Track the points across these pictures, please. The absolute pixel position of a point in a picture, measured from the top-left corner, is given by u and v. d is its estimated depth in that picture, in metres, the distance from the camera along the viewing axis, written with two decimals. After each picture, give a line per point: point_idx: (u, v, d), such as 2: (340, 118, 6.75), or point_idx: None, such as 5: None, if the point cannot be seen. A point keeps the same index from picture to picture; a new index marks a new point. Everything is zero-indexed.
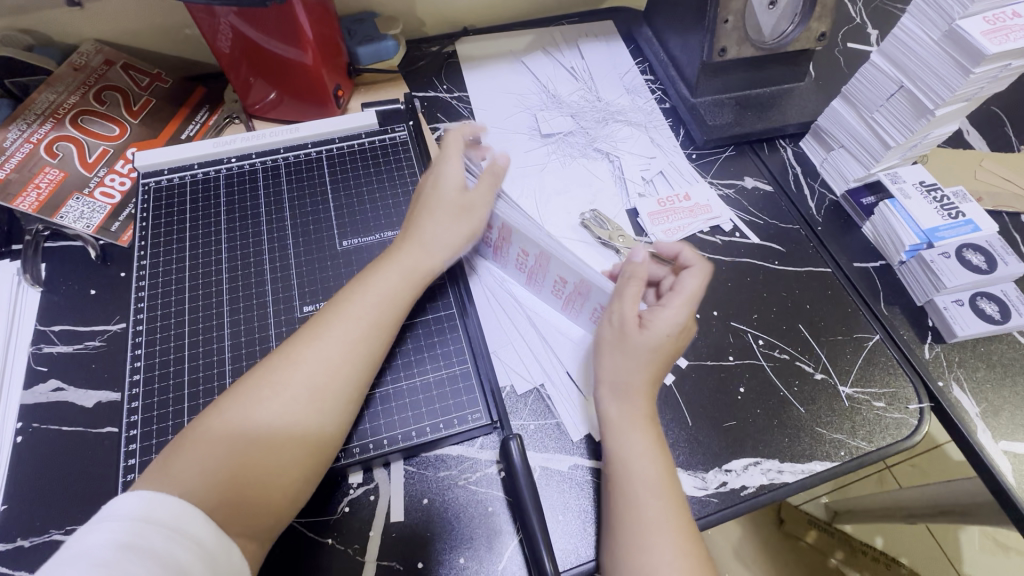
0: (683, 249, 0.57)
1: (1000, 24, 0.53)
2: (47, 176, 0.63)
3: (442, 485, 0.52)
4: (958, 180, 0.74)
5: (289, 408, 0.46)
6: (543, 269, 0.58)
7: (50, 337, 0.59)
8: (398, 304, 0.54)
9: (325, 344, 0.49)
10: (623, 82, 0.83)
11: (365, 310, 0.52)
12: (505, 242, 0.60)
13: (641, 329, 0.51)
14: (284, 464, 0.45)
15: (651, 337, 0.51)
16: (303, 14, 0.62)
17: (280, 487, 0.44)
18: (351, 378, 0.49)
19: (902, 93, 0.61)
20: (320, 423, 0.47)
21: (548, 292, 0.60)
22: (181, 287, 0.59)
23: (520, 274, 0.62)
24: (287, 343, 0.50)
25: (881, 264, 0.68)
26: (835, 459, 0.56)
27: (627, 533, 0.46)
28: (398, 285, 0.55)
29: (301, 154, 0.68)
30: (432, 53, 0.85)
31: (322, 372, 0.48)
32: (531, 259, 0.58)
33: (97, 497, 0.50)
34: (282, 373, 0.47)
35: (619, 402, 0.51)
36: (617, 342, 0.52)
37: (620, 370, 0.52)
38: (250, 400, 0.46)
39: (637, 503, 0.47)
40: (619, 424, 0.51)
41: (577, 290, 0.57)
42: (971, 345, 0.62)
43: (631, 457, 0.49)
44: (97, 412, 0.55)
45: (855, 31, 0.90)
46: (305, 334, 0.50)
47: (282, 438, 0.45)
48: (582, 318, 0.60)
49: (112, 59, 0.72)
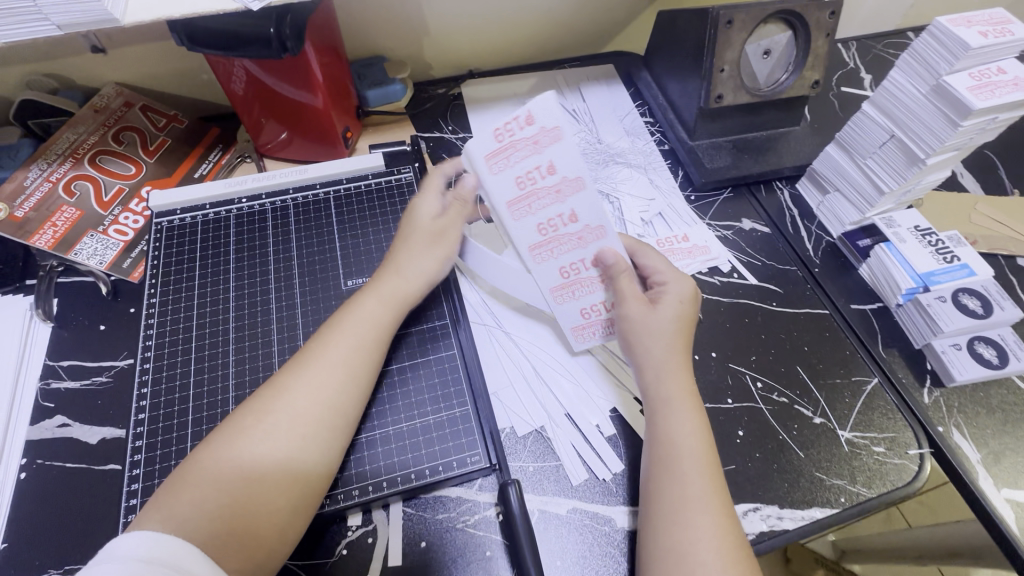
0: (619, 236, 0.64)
1: (985, 80, 0.55)
2: (64, 214, 0.65)
3: (441, 528, 0.52)
4: (953, 223, 0.75)
5: (278, 437, 0.47)
6: (558, 196, 0.53)
7: (58, 372, 0.60)
8: (377, 328, 0.55)
9: (309, 369, 0.51)
10: (623, 124, 0.86)
11: (350, 337, 0.54)
12: (532, 149, 0.51)
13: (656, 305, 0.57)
14: (273, 496, 0.45)
15: (662, 314, 0.56)
16: (314, 61, 0.65)
17: (269, 517, 0.45)
18: (336, 411, 0.50)
19: (893, 141, 0.63)
20: (306, 447, 0.48)
21: (534, 223, 0.55)
22: (188, 324, 0.60)
23: (512, 193, 0.53)
24: (275, 375, 0.51)
25: (879, 306, 0.69)
26: (836, 505, 0.55)
27: (669, 492, 0.48)
28: (375, 308, 0.56)
29: (309, 195, 0.70)
30: (438, 95, 0.88)
31: (302, 402, 0.49)
32: (551, 182, 0.53)
33: (96, 536, 0.50)
34: (270, 405, 0.48)
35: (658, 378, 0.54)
36: (641, 325, 0.56)
37: (655, 350, 0.55)
38: (238, 429, 0.47)
39: (678, 471, 0.48)
40: (661, 403, 0.53)
41: (580, 233, 0.56)
42: (970, 390, 0.62)
43: (675, 430, 0.51)
44: (101, 449, 0.55)
45: (849, 75, 0.93)
46: (307, 372, 0.51)
47: (273, 467, 0.46)
48: (547, 266, 0.57)
49: (131, 101, 0.75)
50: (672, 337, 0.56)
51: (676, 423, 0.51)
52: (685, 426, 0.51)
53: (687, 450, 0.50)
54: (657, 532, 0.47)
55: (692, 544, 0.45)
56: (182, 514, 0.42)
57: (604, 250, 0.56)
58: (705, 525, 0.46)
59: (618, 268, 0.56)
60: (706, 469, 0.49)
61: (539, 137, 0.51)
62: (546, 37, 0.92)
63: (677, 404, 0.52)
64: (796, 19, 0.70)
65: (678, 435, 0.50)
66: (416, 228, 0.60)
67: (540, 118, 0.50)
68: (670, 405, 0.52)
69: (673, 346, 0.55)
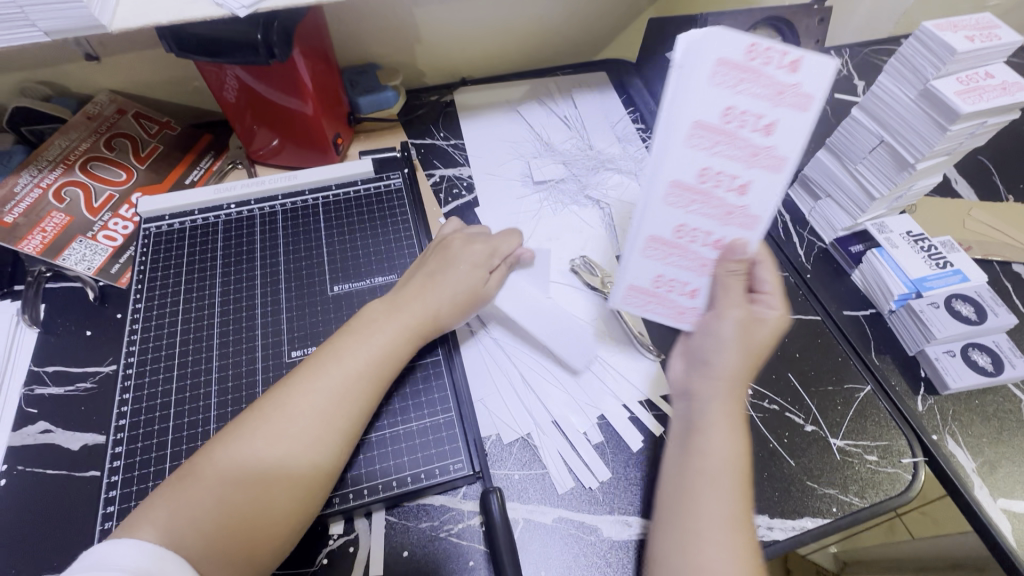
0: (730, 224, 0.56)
1: (973, 84, 0.55)
2: (53, 220, 0.65)
3: (424, 537, 0.51)
4: (947, 229, 0.74)
5: (280, 457, 0.46)
6: (750, 160, 0.51)
7: (42, 378, 0.59)
8: (393, 356, 0.53)
9: (321, 391, 0.49)
10: (615, 131, 0.86)
11: (363, 362, 0.52)
12: (777, 96, 0.48)
13: (760, 319, 0.51)
14: (266, 515, 0.44)
15: (762, 331, 0.50)
16: (303, 67, 0.65)
17: (265, 535, 0.43)
18: (343, 433, 0.49)
19: (883, 147, 0.62)
20: (306, 460, 0.46)
21: (700, 163, 0.51)
22: (174, 330, 0.60)
23: (713, 121, 0.49)
24: (276, 391, 0.49)
25: (871, 313, 0.68)
26: (827, 515, 0.54)
27: (695, 509, 0.43)
28: (396, 335, 0.54)
29: (298, 201, 0.70)
30: (431, 102, 0.88)
31: (306, 421, 0.47)
32: (753, 139, 0.50)
33: (74, 544, 0.50)
34: (285, 428, 0.47)
35: (715, 386, 0.49)
36: (745, 342, 0.50)
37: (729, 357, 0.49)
38: (248, 451, 0.46)
39: (708, 488, 0.44)
40: (707, 419, 0.47)
41: (727, 207, 0.53)
42: (965, 398, 0.61)
43: (711, 447, 0.46)
44: (81, 455, 0.55)
45: (842, 82, 0.93)
46: (297, 378, 0.50)
47: (282, 486, 0.45)
48: (667, 216, 0.54)
49: (124, 108, 0.76)
50: (756, 355, 0.50)
51: (716, 440, 0.46)
52: (724, 444, 0.46)
53: (718, 469, 0.44)
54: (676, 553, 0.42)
55: (710, 569, 0.40)
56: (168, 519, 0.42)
57: (739, 240, 0.54)
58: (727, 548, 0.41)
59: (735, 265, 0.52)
60: (739, 495, 0.43)
61: (787, 89, 0.47)
62: (539, 45, 0.92)
63: (722, 422, 0.47)
64: (784, 25, 0.71)
65: (715, 452, 0.45)
66: (441, 288, 0.58)
67: (790, 70, 0.47)
68: (712, 420, 0.47)
69: (746, 366, 0.49)
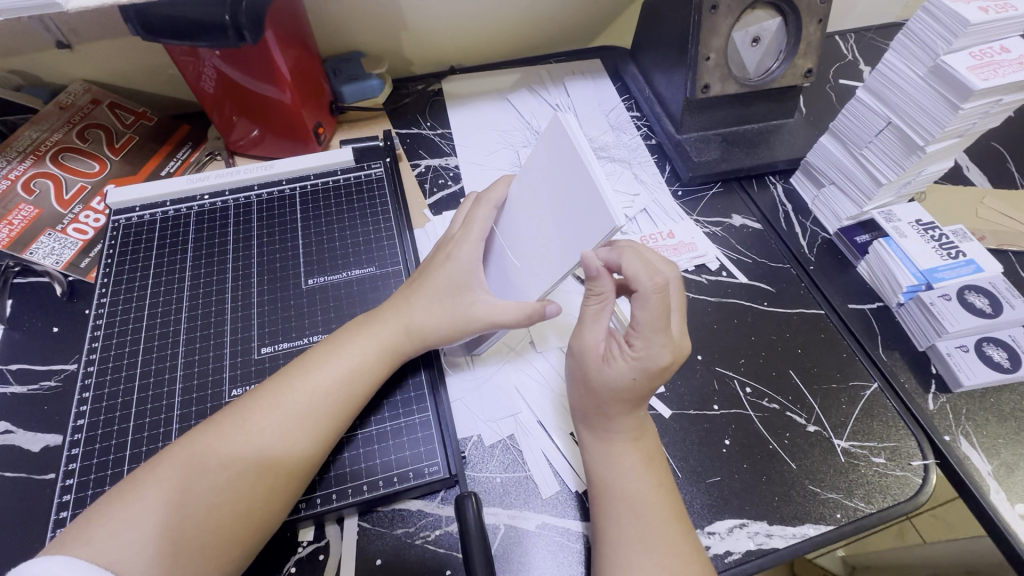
0: (626, 262, 0.47)
1: (988, 59, 0.51)
2: (21, 213, 0.63)
3: (399, 544, 0.48)
4: (958, 218, 0.70)
5: (225, 468, 0.44)
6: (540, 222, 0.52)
7: (5, 376, 0.57)
8: (360, 370, 0.51)
9: (276, 405, 0.47)
10: (609, 119, 0.83)
11: (330, 380, 0.49)
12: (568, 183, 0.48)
13: (601, 365, 0.49)
14: (206, 529, 0.42)
15: (606, 379, 0.48)
16: (279, 53, 0.63)
17: (203, 550, 0.41)
18: (298, 439, 0.46)
19: (890, 129, 0.58)
20: (265, 460, 0.45)
21: None
22: (139, 327, 0.57)
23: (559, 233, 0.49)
24: (234, 409, 0.47)
25: (879, 306, 0.64)
26: (832, 522, 0.51)
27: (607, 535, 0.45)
28: (364, 349, 0.52)
29: (275, 191, 0.67)
30: (417, 91, 0.85)
31: (253, 430, 0.46)
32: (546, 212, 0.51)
33: (27, 551, 0.47)
34: (236, 442, 0.45)
35: (594, 429, 0.50)
36: (585, 385, 0.50)
37: (587, 405, 0.50)
38: (193, 462, 0.44)
39: (616, 515, 0.45)
40: (603, 445, 0.49)
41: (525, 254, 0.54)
42: (979, 396, 0.58)
43: (611, 471, 0.47)
44: (41, 457, 0.52)
45: (846, 67, 0.89)
46: (251, 395, 0.48)
47: (226, 502, 0.43)
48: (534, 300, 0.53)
49: (99, 98, 0.73)
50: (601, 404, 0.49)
51: (618, 464, 0.48)
52: (631, 468, 0.47)
53: (629, 496, 0.46)
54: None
55: None
56: (124, 526, 0.40)
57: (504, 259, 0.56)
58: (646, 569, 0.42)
59: (595, 287, 0.49)
60: (649, 512, 0.45)
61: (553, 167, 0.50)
62: (530, 32, 0.89)
63: (615, 448, 0.48)
64: (784, 4, 0.67)
65: (620, 484, 0.47)
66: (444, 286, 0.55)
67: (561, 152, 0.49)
68: (608, 447, 0.49)
69: (603, 412, 0.49)
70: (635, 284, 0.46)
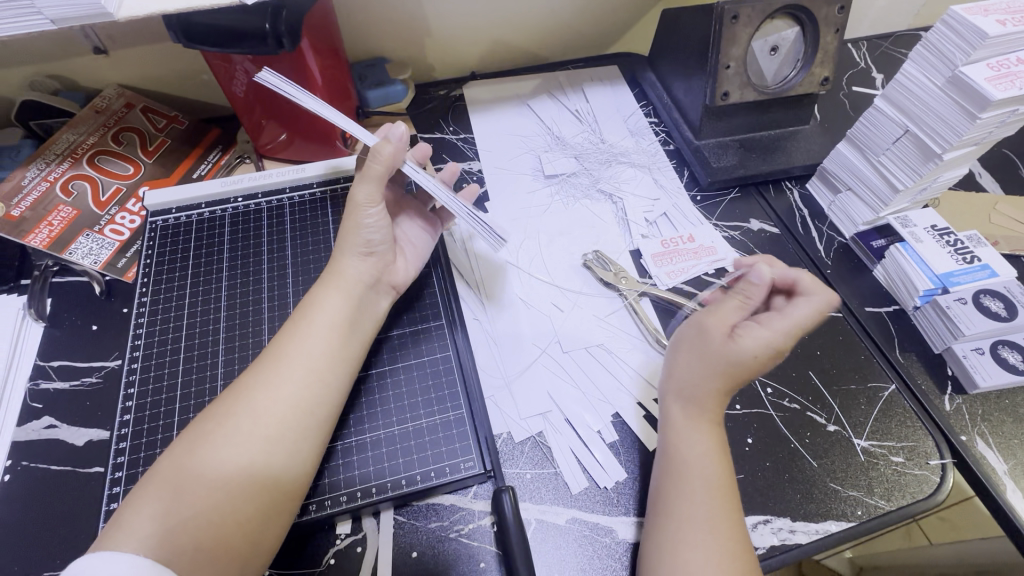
0: (801, 274, 0.53)
1: (1005, 70, 0.52)
2: (60, 214, 0.64)
3: (434, 538, 0.50)
4: (972, 223, 0.72)
5: (254, 452, 0.44)
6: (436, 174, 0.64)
7: (48, 372, 0.59)
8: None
9: (306, 386, 0.48)
10: (627, 124, 0.85)
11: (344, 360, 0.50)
12: None
13: (728, 340, 0.50)
14: (241, 510, 0.42)
15: (731, 351, 0.49)
16: (312, 60, 0.64)
17: (242, 530, 0.42)
18: None
19: (908, 137, 0.60)
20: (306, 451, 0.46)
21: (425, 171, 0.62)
22: (179, 324, 0.59)
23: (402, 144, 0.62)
24: (244, 378, 0.49)
25: (895, 309, 0.66)
26: (852, 518, 0.52)
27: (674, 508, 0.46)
28: (337, 299, 0.53)
29: (306, 194, 0.69)
30: (440, 96, 0.87)
31: (290, 411, 0.46)
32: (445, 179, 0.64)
33: (78, 541, 0.49)
34: (271, 431, 0.45)
35: (685, 404, 0.51)
36: (697, 349, 0.51)
37: (691, 374, 0.51)
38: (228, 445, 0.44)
39: (687, 494, 0.46)
40: (681, 424, 0.50)
41: None
42: (994, 398, 0.59)
43: (689, 452, 0.49)
44: (86, 451, 0.54)
45: (861, 75, 0.91)
46: (266, 368, 0.48)
47: (264, 487, 0.44)
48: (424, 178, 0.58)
49: (132, 102, 0.75)
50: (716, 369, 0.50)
51: (697, 443, 0.49)
52: (700, 448, 0.49)
53: (700, 474, 0.47)
54: (656, 547, 0.45)
55: (694, 566, 0.43)
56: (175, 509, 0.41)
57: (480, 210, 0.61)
58: (705, 545, 0.44)
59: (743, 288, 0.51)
60: (716, 495, 0.46)
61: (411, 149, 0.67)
62: (550, 39, 0.91)
63: (701, 430, 0.50)
64: (804, 14, 0.69)
65: (695, 463, 0.48)
66: None
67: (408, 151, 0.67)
68: (693, 427, 0.50)
69: (707, 382, 0.50)
70: (814, 290, 0.51)
